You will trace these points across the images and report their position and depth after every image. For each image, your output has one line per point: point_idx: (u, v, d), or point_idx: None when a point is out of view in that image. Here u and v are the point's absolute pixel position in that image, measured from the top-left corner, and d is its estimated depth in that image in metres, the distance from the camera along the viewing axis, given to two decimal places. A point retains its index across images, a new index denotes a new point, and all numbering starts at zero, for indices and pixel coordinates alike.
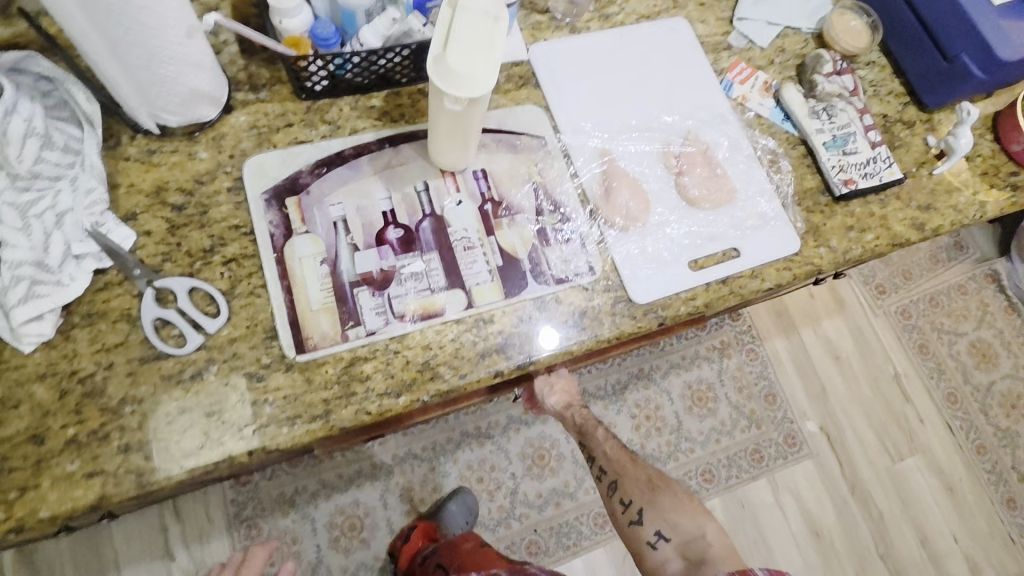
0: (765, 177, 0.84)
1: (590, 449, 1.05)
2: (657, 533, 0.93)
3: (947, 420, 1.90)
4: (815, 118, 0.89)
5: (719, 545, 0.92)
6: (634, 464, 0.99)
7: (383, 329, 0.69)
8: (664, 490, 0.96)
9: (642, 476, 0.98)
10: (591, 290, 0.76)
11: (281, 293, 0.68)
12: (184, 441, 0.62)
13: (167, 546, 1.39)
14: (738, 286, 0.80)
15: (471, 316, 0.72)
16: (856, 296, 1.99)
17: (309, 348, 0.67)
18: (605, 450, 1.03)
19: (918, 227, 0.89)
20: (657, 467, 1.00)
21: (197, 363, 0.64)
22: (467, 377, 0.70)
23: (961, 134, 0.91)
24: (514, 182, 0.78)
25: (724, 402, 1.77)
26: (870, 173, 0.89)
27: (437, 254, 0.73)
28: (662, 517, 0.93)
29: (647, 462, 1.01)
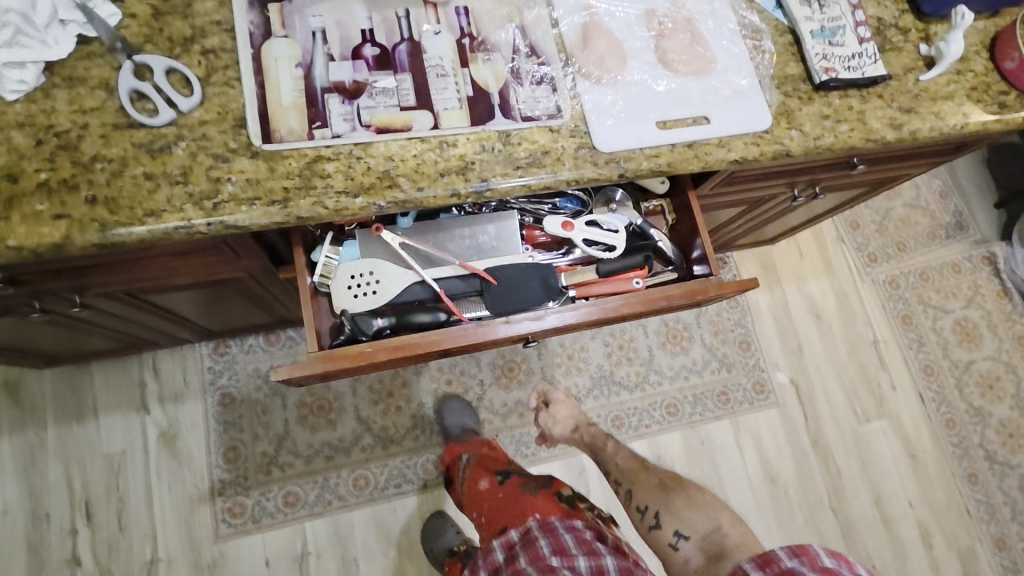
0: (745, 55, 0.85)
1: (603, 463, 1.11)
2: (675, 533, 0.93)
3: (919, 390, 1.92)
4: (805, 6, 0.89)
5: (736, 535, 0.90)
6: (646, 471, 1.04)
7: (348, 135, 0.72)
8: (677, 491, 0.98)
9: (653, 482, 1.01)
10: (558, 132, 0.78)
11: (254, 87, 0.71)
12: (147, 203, 0.65)
13: (143, 401, 1.43)
14: (703, 152, 0.82)
15: (435, 137, 0.74)
16: (846, 260, 2.00)
17: (276, 140, 0.70)
18: (617, 462, 1.09)
19: (895, 127, 0.89)
20: (670, 471, 1.03)
21: (167, 138, 0.68)
22: (425, 192, 0.72)
23: (952, 39, 0.90)
24: (494, 22, 0.80)
25: (698, 343, 1.80)
26: (854, 67, 0.88)
27: (410, 76, 0.76)
28: (676, 517, 0.94)
29: (658, 468, 1.04)
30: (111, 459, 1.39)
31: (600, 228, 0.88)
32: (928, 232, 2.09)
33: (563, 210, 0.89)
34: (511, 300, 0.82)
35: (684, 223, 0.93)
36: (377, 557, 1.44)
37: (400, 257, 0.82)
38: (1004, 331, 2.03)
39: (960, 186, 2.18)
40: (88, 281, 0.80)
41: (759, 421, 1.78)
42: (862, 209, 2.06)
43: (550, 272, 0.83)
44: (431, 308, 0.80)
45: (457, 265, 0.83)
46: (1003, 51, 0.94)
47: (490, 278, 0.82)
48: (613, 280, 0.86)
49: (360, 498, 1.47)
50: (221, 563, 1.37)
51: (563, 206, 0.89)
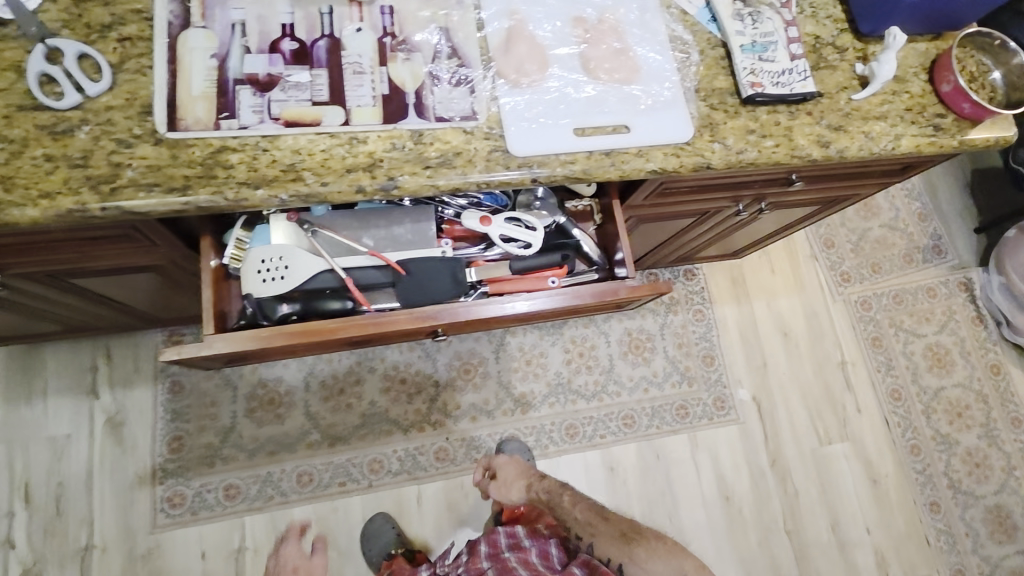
0: (671, 66, 0.86)
1: (560, 516, 1.02)
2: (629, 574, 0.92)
3: (885, 415, 1.89)
4: (738, 20, 0.89)
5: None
6: (605, 521, 0.97)
7: (256, 127, 0.72)
8: (639, 540, 0.94)
9: (613, 531, 0.96)
10: (472, 134, 0.78)
11: (165, 76, 0.71)
12: (44, 184, 0.66)
13: (92, 385, 1.45)
14: (620, 161, 0.82)
15: (345, 133, 0.75)
16: (818, 278, 1.98)
17: (181, 128, 0.70)
18: (574, 515, 1.00)
19: (822, 144, 0.90)
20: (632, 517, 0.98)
21: (71, 121, 0.69)
22: (329, 187, 0.72)
23: (885, 60, 0.90)
24: (418, 24, 0.80)
25: (661, 355, 1.78)
26: (783, 83, 0.89)
27: (326, 72, 0.76)
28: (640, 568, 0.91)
29: (618, 513, 0.98)
30: (55, 442, 1.41)
31: (520, 225, 0.89)
32: (905, 254, 2.06)
33: (485, 206, 0.91)
34: (421, 292, 0.84)
35: (609, 225, 0.94)
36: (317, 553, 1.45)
37: (312, 245, 0.83)
38: (976, 359, 2.01)
39: (940, 209, 2.16)
40: (11, 262, 0.82)
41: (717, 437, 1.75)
42: (838, 228, 2.04)
43: (461, 266, 0.85)
44: (341, 296, 0.83)
45: (369, 255, 0.84)
46: (940, 74, 0.95)
47: (399, 270, 0.83)
48: (527, 276, 0.89)
49: (303, 493, 1.48)
50: (155, 553, 1.39)
51: (486, 202, 0.90)
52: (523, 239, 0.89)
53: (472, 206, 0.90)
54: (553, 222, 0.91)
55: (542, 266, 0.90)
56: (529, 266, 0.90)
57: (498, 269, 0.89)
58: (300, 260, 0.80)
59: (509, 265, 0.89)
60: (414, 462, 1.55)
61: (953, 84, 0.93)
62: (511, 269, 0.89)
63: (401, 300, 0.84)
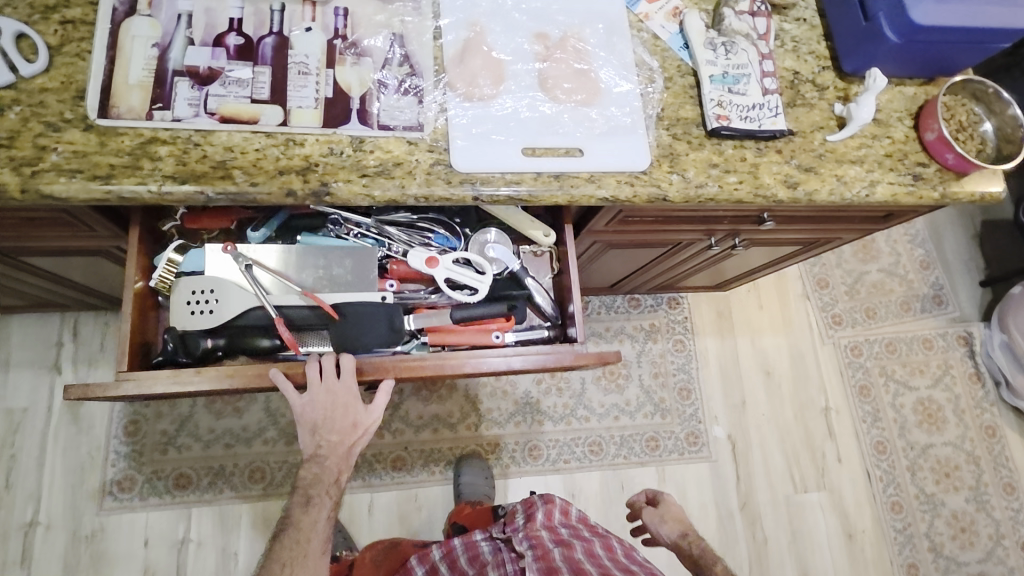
0: (635, 92, 0.84)
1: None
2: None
3: (867, 467, 1.81)
4: (709, 49, 0.86)
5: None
6: None
7: (189, 120, 0.71)
8: None
9: None
10: (415, 145, 0.76)
11: (103, 61, 0.71)
12: None
13: (56, 361, 1.45)
14: (569, 185, 0.79)
15: (282, 133, 0.73)
16: (809, 318, 1.92)
17: (112, 116, 0.69)
18: None
19: (789, 184, 0.86)
20: None
21: (1, 100, 0.68)
22: (257, 188, 0.71)
23: (863, 102, 0.87)
24: (371, 27, 0.79)
25: (635, 383, 1.73)
26: (751, 117, 0.85)
27: (270, 70, 0.74)
28: None
29: None
30: (13, 413, 1.41)
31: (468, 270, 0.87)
32: (902, 302, 1.99)
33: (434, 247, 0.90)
34: (353, 337, 0.82)
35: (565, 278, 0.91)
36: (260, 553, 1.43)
37: (244, 279, 0.81)
38: (970, 417, 1.92)
39: (945, 259, 2.08)
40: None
41: (688, 474, 1.70)
42: (835, 269, 1.98)
43: (399, 313, 0.84)
44: (269, 334, 0.82)
45: (303, 294, 0.83)
46: (924, 121, 0.91)
47: (333, 313, 0.82)
48: (471, 325, 0.86)
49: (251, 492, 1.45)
50: (99, 536, 1.38)
51: (436, 244, 0.90)
52: (468, 283, 0.87)
53: (422, 245, 0.90)
54: (506, 270, 0.89)
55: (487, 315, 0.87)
56: (472, 314, 0.87)
57: (438, 318, 0.86)
58: (232, 293, 0.80)
59: (450, 313, 0.86)
60: (369, 470, 1.52)
61: (937, 133, 0.89)
62: (450, 318, 0.85)
63: (334, 343, 0.82)
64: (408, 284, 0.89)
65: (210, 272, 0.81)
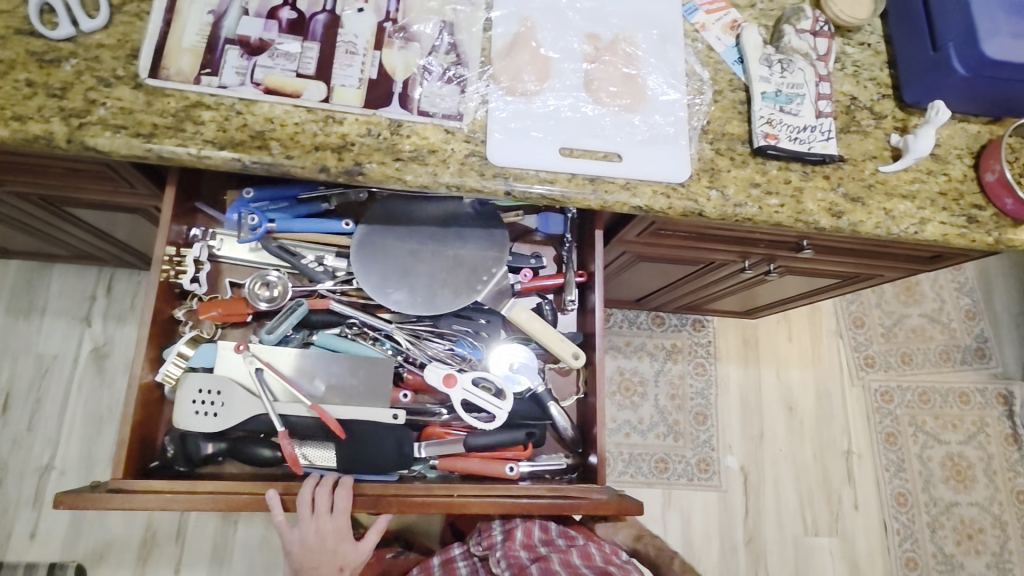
0: (682, 103, 0.82)
1: None
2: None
3: (884, 518, 1.73)
4: (765, 65, 0.83)
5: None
6: None
7: (235, 88, 0.72)
8: None
9: None
10: (452, 134, 0.75)
11: (160, 23, 0.72)
12: (17, 107, 0.67)
13: (88, 313, 1.50)
14: (603, 190, 0.77)
15: (323, 110, 0.73)
16: (839, 357, 1.85)
17: (161, 77, 0.71)
18: None
19: (833, 214, 0.82)
20: None
21: (60, 52, 0.70)
22: (292, 161, 0.71)
23: (922, 134, 0.82)
24: (422, 13, 0.79)
25: (650, 402, 1.70)
26: (801, 139, 0.82)
27: (318, 47, 0.75)
28: None
29: None
30: (43, 359, 1.46)
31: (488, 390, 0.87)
32: (941, 351, 1.91)
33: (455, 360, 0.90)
34: (358, 460, 0.82)
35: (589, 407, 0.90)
36: (259, 525, 1.44)
37: (256, 386, 0.81)
38: (1003, 480, 1.82)
39: (993, 311, 1.98)
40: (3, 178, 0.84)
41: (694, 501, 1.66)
42: (872, 309, 1.91)
43: (408, 439, 0.83)
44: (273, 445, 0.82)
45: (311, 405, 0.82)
46: (985, 162, 0.86)
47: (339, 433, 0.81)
48: (483, 455, 0.86)
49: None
50: None
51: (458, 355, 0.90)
52: (486, 408, 0.87)
53: (443, 356, 0.90)
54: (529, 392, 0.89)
55: (502, 449, 0.87)
56: (486, 441, 0.87)
57: (452, 446, 0.86)
58: (240, 400, 0.80)
59: (464, 440, 0.86)
60: None
61: (998, 175, 0.84)
62: (464, 445, 0.85)
63: (338, 464, 0.82)
64: (422, 394, 0.90)
65: (220, 373, 0.81)
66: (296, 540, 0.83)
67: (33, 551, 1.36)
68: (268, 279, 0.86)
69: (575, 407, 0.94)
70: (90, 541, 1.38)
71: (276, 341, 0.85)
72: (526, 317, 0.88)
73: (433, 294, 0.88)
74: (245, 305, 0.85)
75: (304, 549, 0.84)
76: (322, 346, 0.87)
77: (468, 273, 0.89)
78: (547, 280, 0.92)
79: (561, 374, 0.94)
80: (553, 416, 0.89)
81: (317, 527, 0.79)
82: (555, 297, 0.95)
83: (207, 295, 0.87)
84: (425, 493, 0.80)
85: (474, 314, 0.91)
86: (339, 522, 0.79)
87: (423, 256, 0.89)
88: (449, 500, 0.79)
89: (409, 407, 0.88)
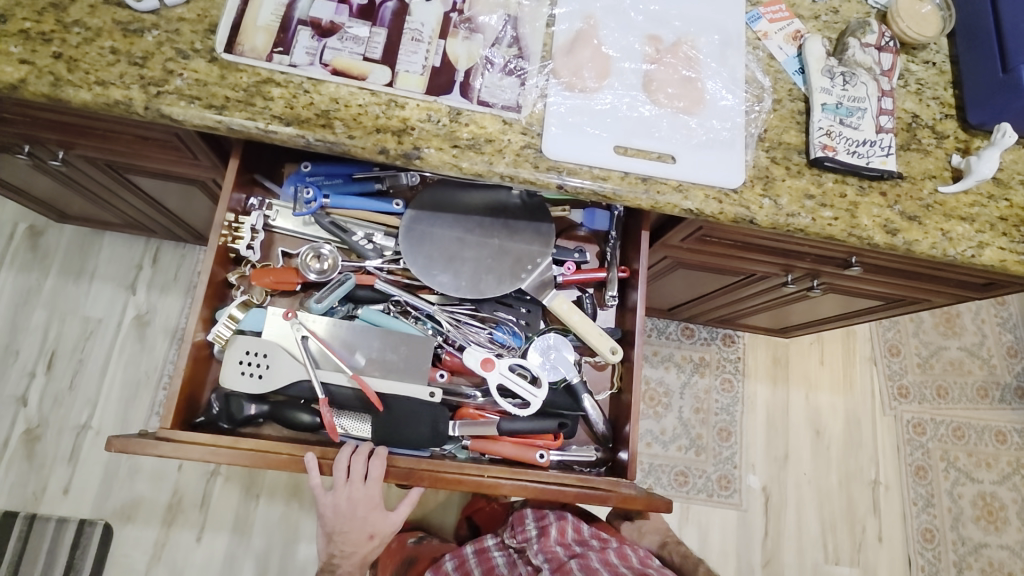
0: (740, 109, 0.81)
1: None
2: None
3: (909, 553, 1.68)
4: (827, 77, 0.83)
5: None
6: None
7: (304, 67, 0.74)
8: None
9: None
10: (510, 126, 0.76)
11: (237, 1, 0.75)
12: (101, 73, 0.70)
13: (133, 282, 1.55)
14: (654, 191, 0.77)
15: (386, 94, 0.75)
16: (872, 384, 1.80)
17: (236, 52, 0.73)
18: None
19: (888, 231, 0.81)
20: None
21: (143, 23, 0.73)
22: (354, 141, 0.73)
23: (985, 156, 0.80)
24: (487, 6, 0.80)
25: (674, 413, 1.68)
26: (859, 154, 0.81)
27: (385, 33, 0.77)
28: None
29: None
30: (88, 322, 1.51)
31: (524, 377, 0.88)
32: (979, 387, 1.85)
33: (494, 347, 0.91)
34: (394, 433, 0.83)
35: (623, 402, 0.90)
36: (280, 501, 1.47)
37: (300, 352, 0.83)
38: None
39: None
40: (75, 142, 0.88)
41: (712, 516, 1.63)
42: (909, 338, 1.86)
43: (443, 417, 0.84)
44: (311, 410, 0.84)
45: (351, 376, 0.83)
46: None
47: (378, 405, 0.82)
48: (516, 442, 0.87)
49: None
50: None
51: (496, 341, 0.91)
52: (521, 394, 0.87)
53: (482, 343, 0.91)
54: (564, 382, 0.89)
55: (534, 436, 0.87)
56: (520, 428, 0.87)
57: (485, 428, 0.86)
58: (285, 364, 0.82)
59: (497, 424, 0.86)
60: None
61: None
62: (498, 429, 0.86)
63: (373, 435, 0.84)
64: (458, 377, 0.91)
65: (268, 337, 0.83)
66: (329, 506, 0.85)
67: (65, 505, 1.41)
68: (319, 252, 0.88)
69: (608, 403, 0.94)
70: (119, 501, 1.42)
71: (323, 312, 0.87)
72: (566, 308, 0.89)
73: (478, 280, 0.90)
74: (295, 274, 0.88)
75: (336, 515, 0.86)
76: (366, 321, 0.88)
77: (513, 261, 0.90)
78: (589, 274, 0.93)
79: (596, 369, 0.95)
80: (587, 408, 0.89)
81: (349, 494, 0.81)
82: (595, 292, 0.96)
83: (260, 262, 0.89)
84: (458, 471, 0.81)
85: (515, 303, 0.93)
86: (370, 490, 0.81)
87: (470, 242, 0.91)
88: (480, 480, 0.80)
89: (445, 387, 0.88)
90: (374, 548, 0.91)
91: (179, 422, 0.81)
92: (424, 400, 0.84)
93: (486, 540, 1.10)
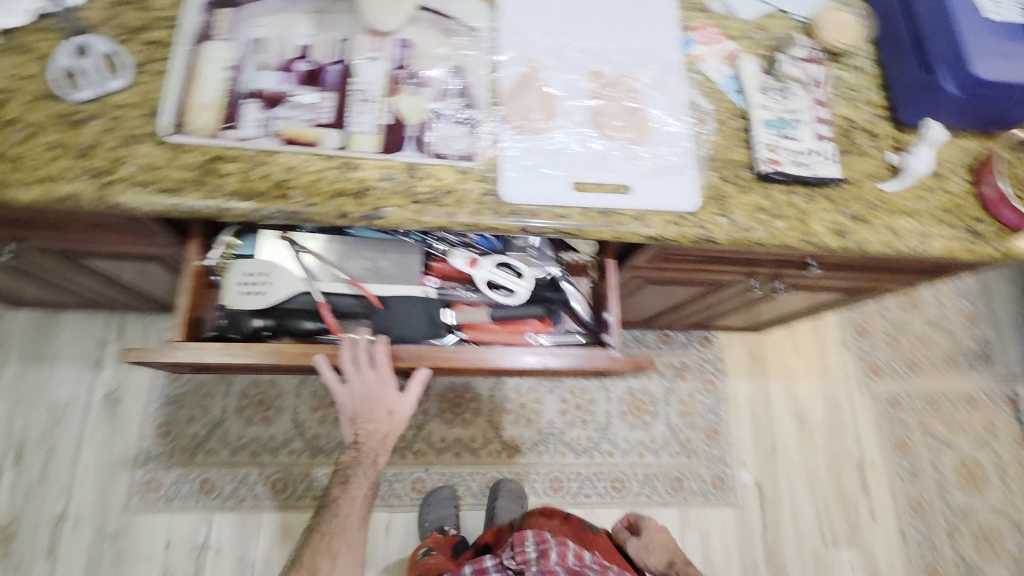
0: (686, 133, 0.84)
1: None
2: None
3: (902, 527, 1.73)
4: (763, 93, 0.86)
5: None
6: None
7: (254, 140, 0.74)
8: None
9: None
10: (467, 175, 0.77)
11: (179, 82, 0.75)
12: (46, 168, 0.69)
13: (99, 359, 1.50)
14: (615, 222, 0.79)
15: (340, 157, 0.75)
16: (846, 366, 1.86)
17: (182, 133, 0.73)
18: None
19: (839, 233, 0.84)
20: None
21: (84, 113, 0.72)
22: (313, 207, 0.73)
23: (918, 153, 0.86)
24: (431, 60, 0.82)
25: (662, 421, 1.70)
26: (803, 163, 0.84)
27: (334, 97, 0.77)
28: None
29: None
30: (55, 407, 1.46)
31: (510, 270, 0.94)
32: (945, 356, 1.93)
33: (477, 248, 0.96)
34: (395, 328, 0.88)
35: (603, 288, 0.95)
36: (276, 566, 1.43)
37: (297, 266, 0.88)
38: (1017, 484, 1.82)
39: (994, 314, 2.01)
40: (27, 234, 0.85)
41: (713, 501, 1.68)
42: (875, 317, 1.93)
43: (439, 308, 0.91)
44: (314, 318, 0.88)
45: (349, 283, 0.89)
46: (982, 175, 0.89)
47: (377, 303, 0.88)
48: (507, 326, 0.93)
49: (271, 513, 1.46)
50: (123, 535, 1.40)
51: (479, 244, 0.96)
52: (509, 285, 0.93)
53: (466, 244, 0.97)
54: (545, 273, 0.95)
55: (519, 321, 0.93)
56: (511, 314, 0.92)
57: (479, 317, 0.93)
58: (283, 278, 0.86)
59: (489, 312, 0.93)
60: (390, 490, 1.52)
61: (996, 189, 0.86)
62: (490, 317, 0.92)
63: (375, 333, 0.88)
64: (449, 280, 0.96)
65: (264, 256, 0.87)
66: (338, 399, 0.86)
67: None
68: None
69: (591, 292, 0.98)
70: None
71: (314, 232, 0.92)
72: None
73: None
74: None
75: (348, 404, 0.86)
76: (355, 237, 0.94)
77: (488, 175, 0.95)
78: None
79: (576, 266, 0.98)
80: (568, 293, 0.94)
81: (361, 382, 0.83)
82: None
83: None
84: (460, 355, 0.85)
85: None
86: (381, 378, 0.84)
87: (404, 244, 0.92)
88: (480, 358, 0.84)
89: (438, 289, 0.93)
90: (394, 427, 0.89)
91: (191, 337, 0.83)
92: (419, 295, 0.90)
93: (484, 560, 1.06)
